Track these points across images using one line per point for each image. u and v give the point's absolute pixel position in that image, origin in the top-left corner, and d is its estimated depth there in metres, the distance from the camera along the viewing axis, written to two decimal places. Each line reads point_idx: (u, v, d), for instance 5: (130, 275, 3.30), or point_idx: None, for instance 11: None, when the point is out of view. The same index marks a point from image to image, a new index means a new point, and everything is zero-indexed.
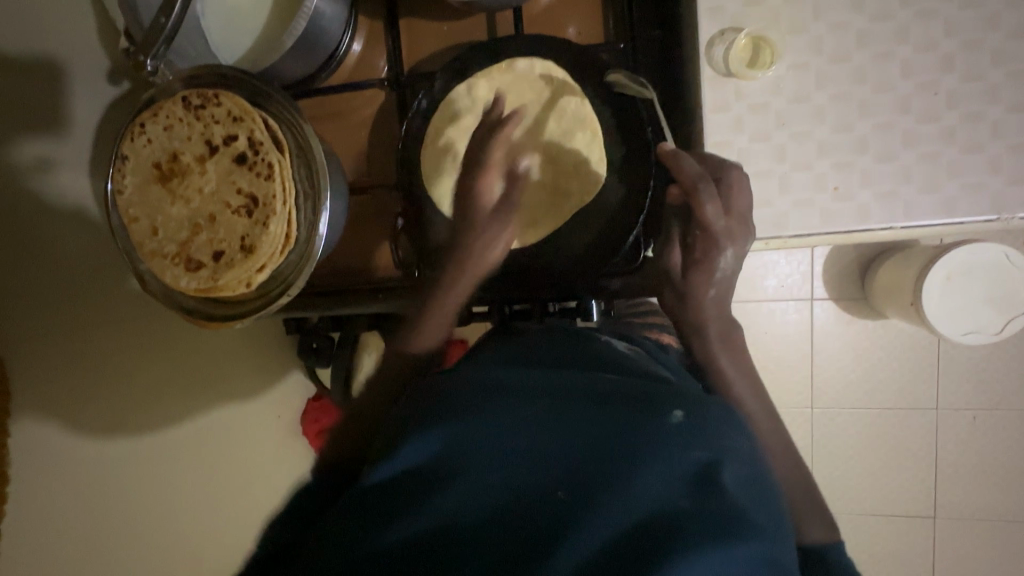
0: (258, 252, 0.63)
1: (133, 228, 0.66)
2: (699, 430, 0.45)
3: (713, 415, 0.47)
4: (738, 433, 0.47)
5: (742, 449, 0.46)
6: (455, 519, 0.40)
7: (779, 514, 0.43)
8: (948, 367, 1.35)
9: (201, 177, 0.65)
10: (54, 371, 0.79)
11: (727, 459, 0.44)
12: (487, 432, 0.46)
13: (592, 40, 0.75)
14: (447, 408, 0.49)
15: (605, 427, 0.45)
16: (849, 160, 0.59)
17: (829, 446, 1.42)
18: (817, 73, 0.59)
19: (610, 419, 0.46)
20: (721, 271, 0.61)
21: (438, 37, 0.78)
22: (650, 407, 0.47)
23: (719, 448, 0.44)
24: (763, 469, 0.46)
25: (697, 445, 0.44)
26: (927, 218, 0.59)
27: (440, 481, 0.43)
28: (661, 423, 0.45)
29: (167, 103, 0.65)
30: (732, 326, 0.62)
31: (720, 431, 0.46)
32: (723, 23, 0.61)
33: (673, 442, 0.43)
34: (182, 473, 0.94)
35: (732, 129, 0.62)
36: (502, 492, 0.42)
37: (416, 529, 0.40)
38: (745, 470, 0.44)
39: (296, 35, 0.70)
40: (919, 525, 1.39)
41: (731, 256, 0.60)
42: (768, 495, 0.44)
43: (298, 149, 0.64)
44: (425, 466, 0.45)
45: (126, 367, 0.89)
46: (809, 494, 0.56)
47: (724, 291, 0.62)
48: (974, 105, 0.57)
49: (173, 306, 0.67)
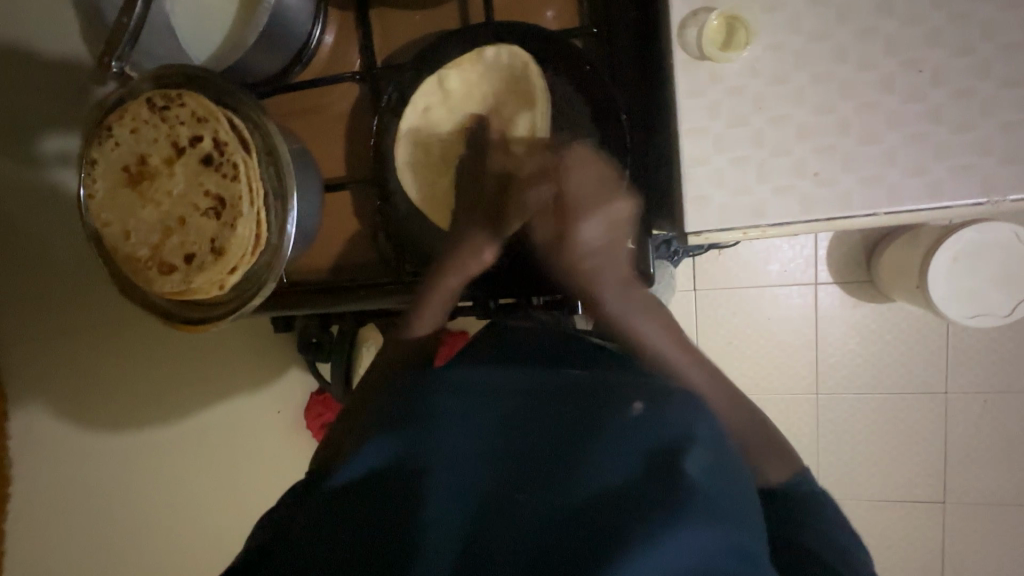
0: (228, 254, 0.62)
1: (106, 232, 0.66)
2: (661, 417, 0.48)
3: (675, 403, 0.50)
4: (702, 420, 0.50)
5: (706, 434, 0.48)
6: (426, 510, 0.42)
7: (744, 494, 0.45)
8: (958, 350, 1.32)
9: (170, 179, 0.64)
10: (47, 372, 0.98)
11: (691, 441, 0.46)
12: (455, 432, 0.49)
13: (567, 25, 0.72)
14: (418, 410, 0.51)
15: (567, 422, 0.48)
16: (831, 144, 0.57)
17: (834, 432, 1.40)
18: (794, 53, 0.56)
19: (572, 413, 0.49)
20: (587, 239, 0.69)
21: (410, 27, 0.76)
22: (612, 400, 0.50)
23: (682, 432, 0.47)
24: (728, 453, 0.48)
25: (659, 430, 0.46)
26: (914, 203, 0.56)
27: (410, 477, 0.46)
28: (622, 413, 0.47)
29: (133, 105, 0.64)
30: (631, 289, 0.70)
31: (682, 415, 0.49)
32: (695, 3, 0.57)
33: (634, 429, 0.46)
34: (181, 466, 1.06)
35: (708, 115, 0.59)
36: (467, 488, 0.44)
37: (388, 524, 0.42)
38: (709, 453, 0.46)
39: (259, 30, 0.68)
40: (928, 510, 1.37)
41: (588, 213, 0.69)
42: (735, 475, 0.46)
43: (264, 148, 0.63)
44: (389, 465, 0.48)
45: (121, 365, 1.01)
46: (773, 448, 0.60)
47: (597, 257, 0.70)
48: (963, 82, 0.54)
49: (152, 310, 0.68)
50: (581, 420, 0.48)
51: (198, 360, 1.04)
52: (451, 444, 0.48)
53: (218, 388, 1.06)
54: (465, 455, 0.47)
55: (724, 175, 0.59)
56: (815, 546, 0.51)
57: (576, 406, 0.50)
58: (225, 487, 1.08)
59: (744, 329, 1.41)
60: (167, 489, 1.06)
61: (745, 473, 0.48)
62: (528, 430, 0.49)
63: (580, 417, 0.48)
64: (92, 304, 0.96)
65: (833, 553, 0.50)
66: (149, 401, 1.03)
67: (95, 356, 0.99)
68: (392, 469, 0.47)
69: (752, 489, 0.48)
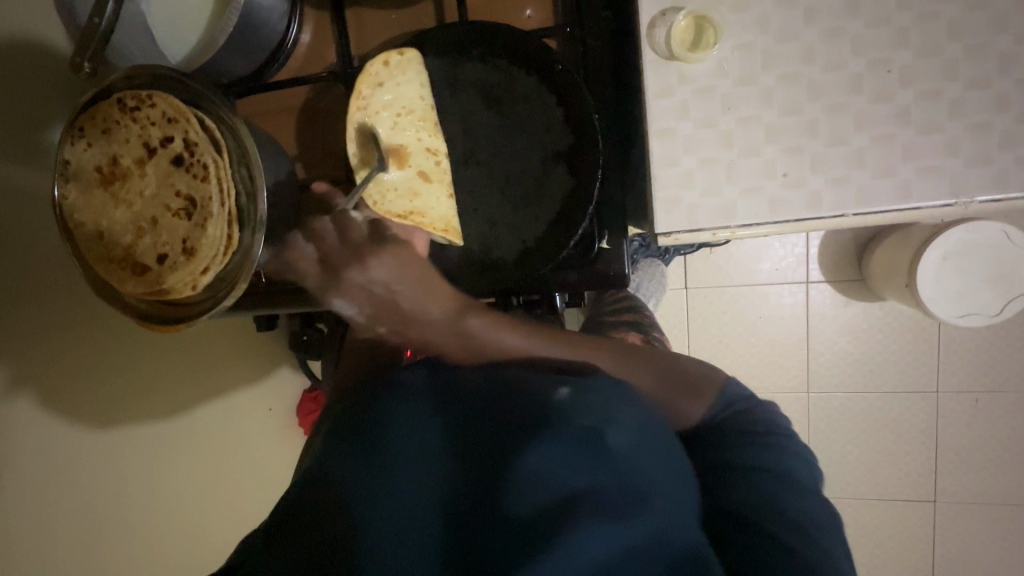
0: (200, 255, 0.63)
1: (80, 233, 0.66)
2: (584, 407, 0.52)
3: (597, 394, 0.54)
4: (625, 405, 0.55)
5: (630, 416, 0.53)
6: (381, 524, 0.48)
7: (669, 471, 0.51)
8: (949, 349, 1.31)
9: (141, 179, 0.65)
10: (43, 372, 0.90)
11: (611, 428, 0.51)
12: (399, 443, 0.53)
13: (542, 24, 0.72)
14: (363, 424, 0.55)
15: (498, 421, 0.53)
16: (799, 145, 0.56)
17: (824, 431, 1.40)
18: (762, 53, 0.56)
19: (501, 412, 0.53)
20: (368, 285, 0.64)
21: (387, 27, 0.76)
22: (541, 392, 0.54)
23: (602, 418, 0.51)
24: (652, 427, 0.54)
25: (584, 419, 0.51)
26: (881, 205, 0.56)
27: (359, 492, 0.50)
28: (549, 408, 0.52)
29: (103, 105, 0.64)
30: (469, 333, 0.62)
31: (604, 403, 0.54)
32: (663, 3, 0.57)
33: (560, 421, 0.50)
34: (181, 463, 1.06)
35: (677, 115, 0.58)
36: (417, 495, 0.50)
37: (347, 538, 0.47)
38: (629, 434, 0.51)
39: (229, 31, 0.68)
40: (918, 509, 1.37)
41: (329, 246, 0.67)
42: (658, 447, 0.52)
43: (234, 148, 0.63)
44: (336, 475, 0.51)
45: (118, 362, 0.98)
46: (692, 386, 0.63)
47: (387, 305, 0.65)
48: (930, 82, 0.53)
49: (127, 310, 0.68)
50: (511, 421, 0.52)
51: (186, 352, 1.04)
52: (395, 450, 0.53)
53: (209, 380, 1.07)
54: (410, 465, 0.51)
55: (694, 176, 0.59)
56: (741, 489, 0.54)
57: (509, 405, 0.54)
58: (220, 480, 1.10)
59: (735, 328, 1.40)
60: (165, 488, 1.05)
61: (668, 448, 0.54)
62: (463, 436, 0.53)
63: (510, 415, 0.53)
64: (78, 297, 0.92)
65: (758, 486, 0.54)
66: (150, 396, 1.02)
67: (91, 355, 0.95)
68: (339, 480, 0.51)
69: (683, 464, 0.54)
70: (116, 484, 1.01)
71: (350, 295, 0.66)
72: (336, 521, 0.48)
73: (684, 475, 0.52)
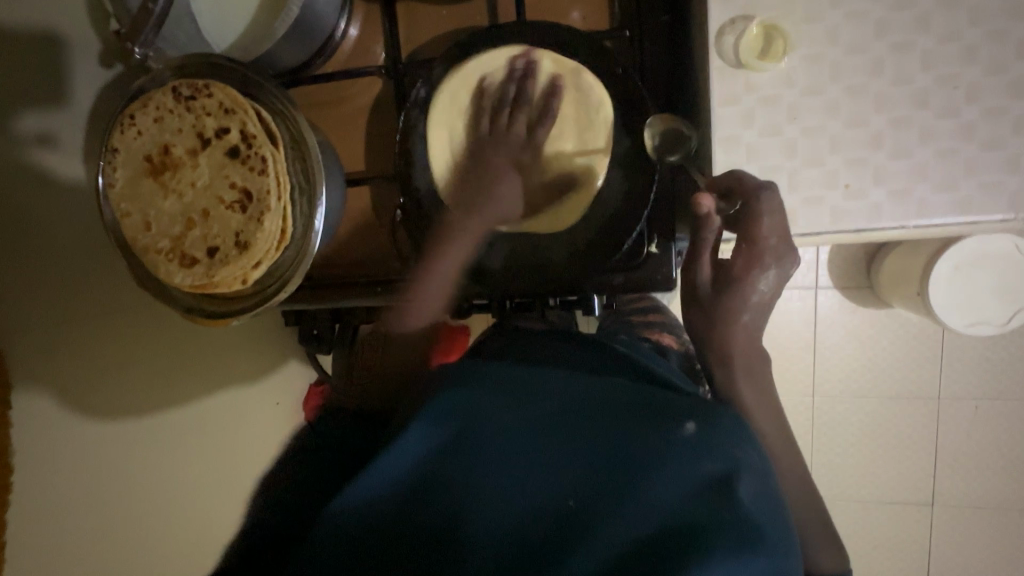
0: (254, 249, 0.61)
1: (125, 222, 0.64)
2: (713, 444, 0.48)
3: (726, 431, 0.50)
4: (749, 445, 0.51)
5: (754, 461, 0.49)
6: (471, 521, 0.45)
7: (783, 524, 0.47)
8: (952, 356, 1.34)
9: (194, 170, 0.63)
10: (118, 340, 0.89)
11: (742, 470, 0.47)
12: (501, 439, 0.50)
13: (596, 26, 0.74)
14: (464, 419, 0.53)
15: (616, 438, 0.49)
16: (862, 157, 0.60)
17: (829, 434, 1.42)
18: (831, 63, 0.59)
19: (624, 429, 0.50)
20: (759, 292, 0.63)
21: (437, 22, 0.76)
22: (665, 416, 0.51)
23: (732, 461, 0.47)
24: (774, 480, 0.50)
25: (710, 457, 0.47)
26: (941, 217, 0.60)
27: (453, 488, 0.48)
28: (675, 432, 0.48)
29: (157, 93, 0.63)
30: (756, 357, 0.66)
31: (732, 443, 0.49)
32: (734, 11, 0.61)
33: (686, 454, 0.47)
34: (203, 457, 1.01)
35: (742, 123, 0.63)
36: (518, 498, 0.47)
37: (435, 529, 0.46)
38: (754, 481, 0.47)
39: (289, 22, 0.67)
40: (916, 512, 1.40)
41: (774, 276, 0.62)
42: (777, 506, 0.47)
43: (293, 143, 0.62)
44: (431, 467, 0.50)
45: (137, 342, 0.92)
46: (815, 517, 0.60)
47: (758, 313, 0.65)
48: (995, 100, 0.57)
49: (171, 303, 0.66)
50: (628, 430, 0.49)
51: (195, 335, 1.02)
52: (496, 449, 0.50)
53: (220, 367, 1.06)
54: (510, 462, 0.49)
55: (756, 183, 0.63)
56: None
57: (627, 420, 0.50)
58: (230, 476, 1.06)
59: None
60: (189, 486, 0.97)
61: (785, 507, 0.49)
62: (575, 450, 0.49)
63: (631, 425, 0.50)
64: (92, 289, 0.85)
65: None
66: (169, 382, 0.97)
67: (113, 334, 0.88)
68: (433, 474, 0.49)
69: (792, 527, 0.48)
70: (147, 496, 0.91)
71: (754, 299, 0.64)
72: (425, 513, 0.47)
73: (792, 532, 0.47)
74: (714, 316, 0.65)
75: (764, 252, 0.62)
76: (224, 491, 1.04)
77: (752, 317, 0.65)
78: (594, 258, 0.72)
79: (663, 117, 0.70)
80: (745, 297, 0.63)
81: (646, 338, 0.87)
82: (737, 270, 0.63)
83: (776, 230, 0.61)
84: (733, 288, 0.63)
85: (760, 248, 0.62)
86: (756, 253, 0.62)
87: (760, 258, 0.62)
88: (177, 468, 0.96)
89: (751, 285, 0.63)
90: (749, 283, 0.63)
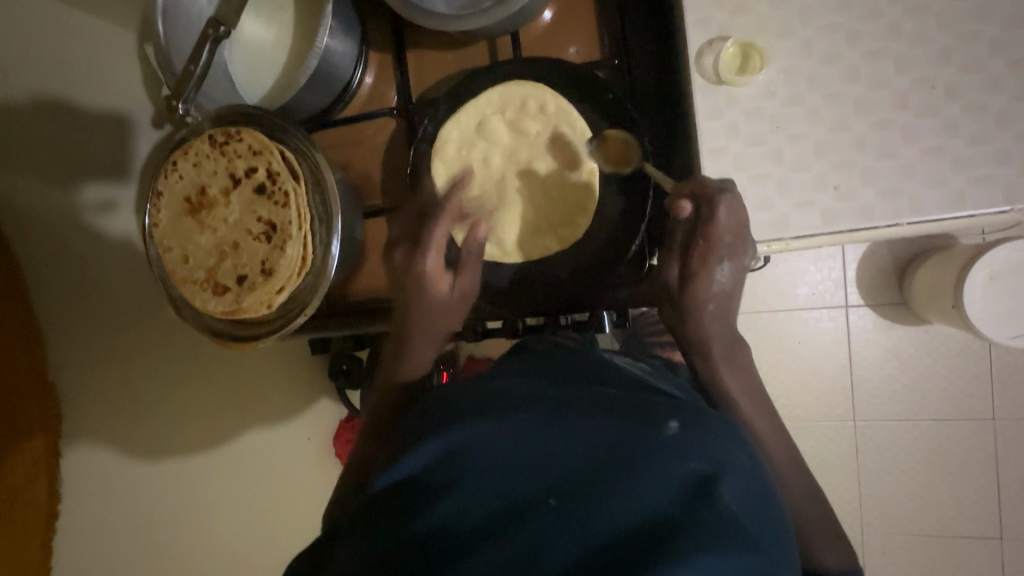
0: (278, 275, 0.67)
1: (167, 257, 0.72)
2: (697, 444, 0.47)
3: (713, 429, 0.49)
4: (738, 446, 0.49)
5: (743, 461, 0.48)
6: (456, 526, 0.44)
7: (774, 528, 0.46)
8: (1004, 372, 1.27)
9: (226, 208, 0.70)
10: (148, 376, 0.97)
11: (726, 471, 0.45)
12: (492, 444, 0.48)
13: (590, 57, 0.79)
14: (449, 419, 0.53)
15: (598, 436, 0.47)
16: (848, 160, 0.62)
17: (876, 461, 1.34)
18: (808, 74, 0.62)
19: (610, 429, 0.48)
20: (719, 282, 0.65)
21: (443, 65, 0.83)
22: (650, 416, 0.49)
23: (719, 460, 0.46)
24: (766, 483, 0.49)
25: (696, 456, 0.46)
26: (936, 213, 0.60)
27: (440, 488, 0.46)
28: (658, 432, 0.47)
29: (196, 141, 0.71)
30: (736, 343, 0.67)
31: (720, 444, 0.48)
32: (711, 33, 0.66)
33: (669, 454, 0.45)
34: (220, 493, 1.00)
35: (727, 135, 0.65)
36: (493, 495, 0.45)
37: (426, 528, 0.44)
38: (741, 482, 0.46)
39: (308, 73, 0.74)
40: (984, 546, 1.29)
41: (729, 268, 0.65)
42: (766, 506, 0.46)
43: (313, 178, 0.68)
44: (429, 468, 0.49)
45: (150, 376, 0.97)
46: (828, 527, 0.60)
47: (723, 303, 0.66)
48: (975, 97, 0.59)
49: (203, 329, 0.71)
50: (613, 427, 0.48)
51: (231, 369, 1.00)
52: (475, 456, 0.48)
53: (253, 399, 1.02)
54: (498, 466, 0.47)
55: (746, 191, 0.65)
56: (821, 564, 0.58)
57: (615, 421, 0.49)
58: (237, 508, 1.01)
59: (774, 354, 1.38)
60: (212, 519, 1.00)
61: (780, 511, 0.48)
62: (564, 450, 0.47)
63: (616, 424, 0.49)
64: (117, 328, 0.96)
65: None
66: (203, 416, 1.00)
67: (145, 373, 0.97)
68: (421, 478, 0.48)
69: (787, 527, 0.47)
70: (178, 531, 0.99)
71: (714, 296, 0.65)
72: (415, 509, 0.46)
73: (787, 539, 0.46)
74: (682, 309, 0.67)
75: (717, 248, 0.64)
76: (233, 529, 1.00)
77: (718, 307, 0.66)
78: (599, 272, 0.76)
79: (620, 129, 0.75)
80: (707, 289, 0.65)
81: (661, 356, 0.87)
82: (695, 265, 0.65)
83: (731, 227, 0.63)
84: (693, 282, 0.65)
85: (714, 244, 0.64)
86: (710, 250, 0.64)
87: (715, 252, 0.64)
88: (200, 503, 0.99)
89: (708, 276, 0.65)
90: (706, 277, 0.65)
